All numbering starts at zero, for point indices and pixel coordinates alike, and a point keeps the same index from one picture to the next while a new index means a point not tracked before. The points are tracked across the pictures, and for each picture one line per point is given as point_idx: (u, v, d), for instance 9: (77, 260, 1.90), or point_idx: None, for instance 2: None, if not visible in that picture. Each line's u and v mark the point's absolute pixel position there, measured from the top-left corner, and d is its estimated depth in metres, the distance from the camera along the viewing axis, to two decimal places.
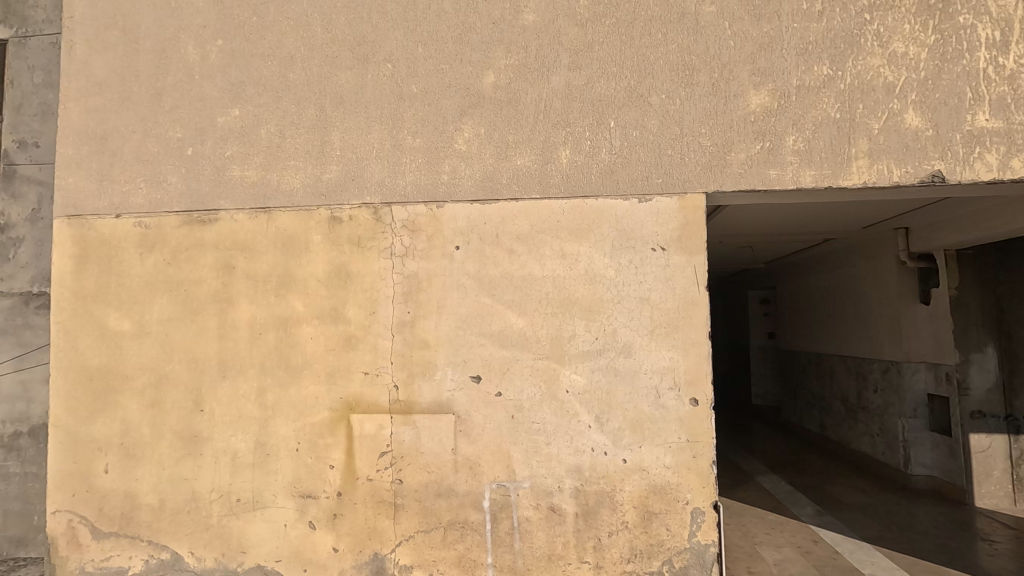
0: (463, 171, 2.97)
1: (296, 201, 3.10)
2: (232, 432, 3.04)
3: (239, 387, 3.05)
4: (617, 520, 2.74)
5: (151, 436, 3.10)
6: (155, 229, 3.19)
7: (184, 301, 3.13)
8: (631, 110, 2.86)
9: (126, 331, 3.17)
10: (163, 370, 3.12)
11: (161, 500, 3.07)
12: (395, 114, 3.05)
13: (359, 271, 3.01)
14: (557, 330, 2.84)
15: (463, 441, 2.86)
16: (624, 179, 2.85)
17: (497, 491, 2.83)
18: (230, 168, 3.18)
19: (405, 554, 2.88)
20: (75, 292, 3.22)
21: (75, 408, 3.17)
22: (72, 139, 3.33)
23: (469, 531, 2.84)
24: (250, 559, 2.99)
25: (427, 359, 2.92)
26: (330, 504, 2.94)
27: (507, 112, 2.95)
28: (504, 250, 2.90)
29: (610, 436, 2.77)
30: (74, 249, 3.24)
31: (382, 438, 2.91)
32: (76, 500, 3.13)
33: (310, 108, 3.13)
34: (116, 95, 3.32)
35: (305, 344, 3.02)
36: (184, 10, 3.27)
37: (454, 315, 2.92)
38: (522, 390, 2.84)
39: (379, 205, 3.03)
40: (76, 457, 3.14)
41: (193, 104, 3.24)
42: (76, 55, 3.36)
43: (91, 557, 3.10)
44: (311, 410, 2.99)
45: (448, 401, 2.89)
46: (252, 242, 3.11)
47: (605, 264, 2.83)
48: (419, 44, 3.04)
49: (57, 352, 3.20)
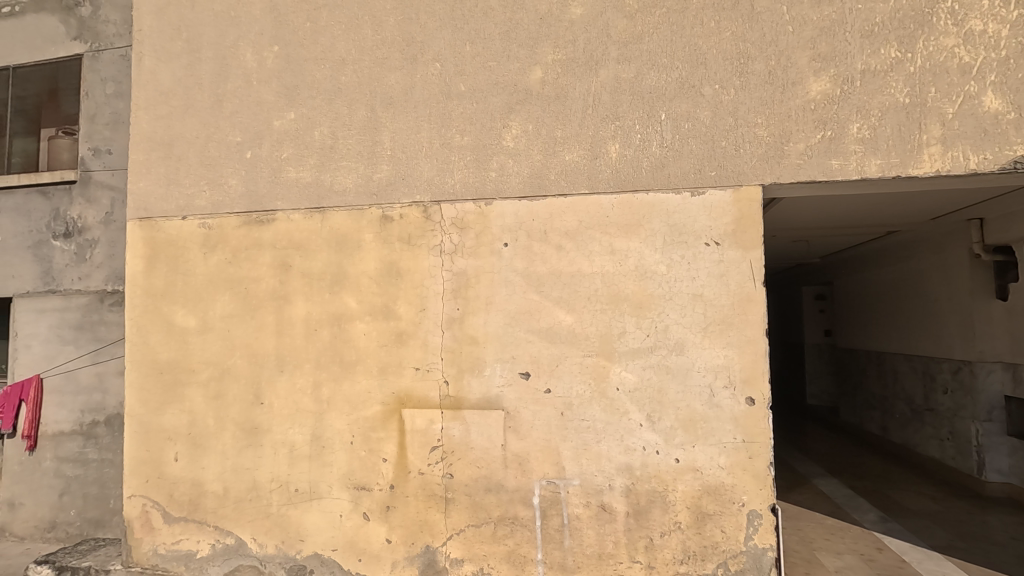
0: (511, 168, 2.98)
1: (348, 201, 3.18)
2: (290, 425, 3.16)
3: (296, 381, 3.16)
4: (669, 520, 2.69)
5: (215, 427, 3.25)
6: (216, 229, 3.34)
7: (244, 298, 3.27)
8: (682, 101, 2.80)
9: (192, 327, 3.33)
10: (225, 364, 3.27)
11: (225, 488, 3.22)
12: (443, 113, 3.09)
13: (409, 268, 3.06)
14: (606, 326, 2.81)
15: (512, 436, 2.87)
16: (675, 173, 2.79)
17: (546, 488, 2.82)
18: (285, 170, 3.29)
19: (456, 548, 2.92)
20: (146, 290, 3.42)
21: (148, 399, 3.37)
22: (142, 146, 3.53)
23: (518, 527, 2.85)
24: (308, 548, 3.09)
25: (477, 355, 2.94)
26: (382, 496, 3.01)
27: (555, 108, 2.94)
28: (552, 247, 2.89)
29: (662, 435, 2.72)
30: (145, 250, 3.43)
31: (432, 433, 2.96)
32: (149, 485, 3.33)
33: (361, 110, 3.20)
34: (180, 102, 3.49)
35: (359, 340, 3.10)
36: (243, 19, 3.40)
37: (503, 311, 2.93)
38: (571, 387, 2.83)
39: (428, 203, 3.07)
40: (149, 446, 3.34)
41: (251, 109, 3.37)
42: (145, 66, 3.56)
43: (163, 539, 3.29)
44: (364, 404, 3.06)
45: (497, 397, 2.90)
46: (308, 242, 3.21)
47: (657, 260, 2.78)
48: (467, 42, 3.06)
49: (131, 346, 3.41)
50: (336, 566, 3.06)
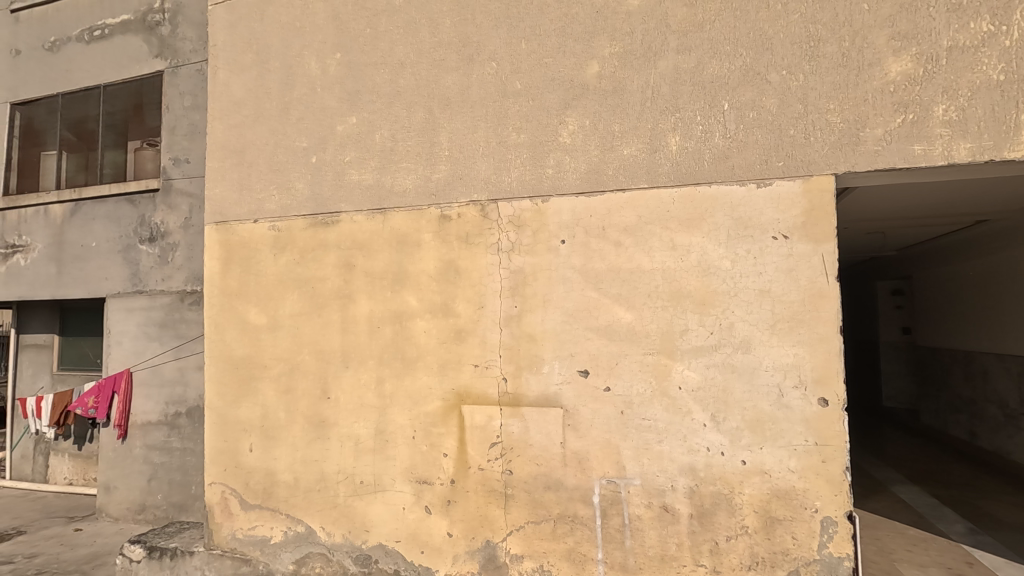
0: (568, 164, 2.96)
1: (408, 201, 3.25)
2: (355, 419, 3.27)
3: (360, 377, 3.27)
4: (735, 524, 2.60)
5: (286, 420, 3.41)
6: (285, 231, 3.50)
7: (311, 297, 3.41)
8: (746, 89, 2.69)
9: (264, 325, 3.50)
10: (294, 360, 3.42)
11: (296, 478, 3.37)
12: (499, 112, 3.10)
13: (467, 267, 3.10)
14: (667, 324, 2.75)
15: (571, 434, 2.85)
16: (739, 165, 2.68)
17: (606, 487, 2.79)
18: (348, 173, 3.40)
19: (515, 544, 2.93)
20: (222, 289, 3.62)
21: (225, 393, 3.57)
22: (217, 154, 3.75)
23: (578, 525, 2.84)
24: (373, 538, 3.20)
25: (535, 352, 2.95)
26: (444, 490, 3.07)
27: (612, 101, 2.89)
28: (610, 243, 2.85)
29: (727, 436, 2.63)
30: (220, 252, 3.64)
31: (491, 429, 2.99)
32: (227, 474, 3.54)
33: (419, 112, 3.27)
34: (251, 112, 3.68)
35: (419, 337, 3.17)
36: (307, 29, 3.54)
37: (560, 309, 2.91)
38: (631, 386, 2.78)
39: (486, 202, 3.09)
40: (226, 436, 3.55)
41: (315, 115, 3.51)
42: (219, 79, 3.77)
43: (240, 525, 3.49)
44: (425, 400, 3.13)
45: (555, 395, 2.90)
46: (370, 242, 3.31)
47: (720, 255, 2.69)
48: (523, 39, 3.06)
49: (210, 342, 3.63)
50: (399, 556, 3.14)
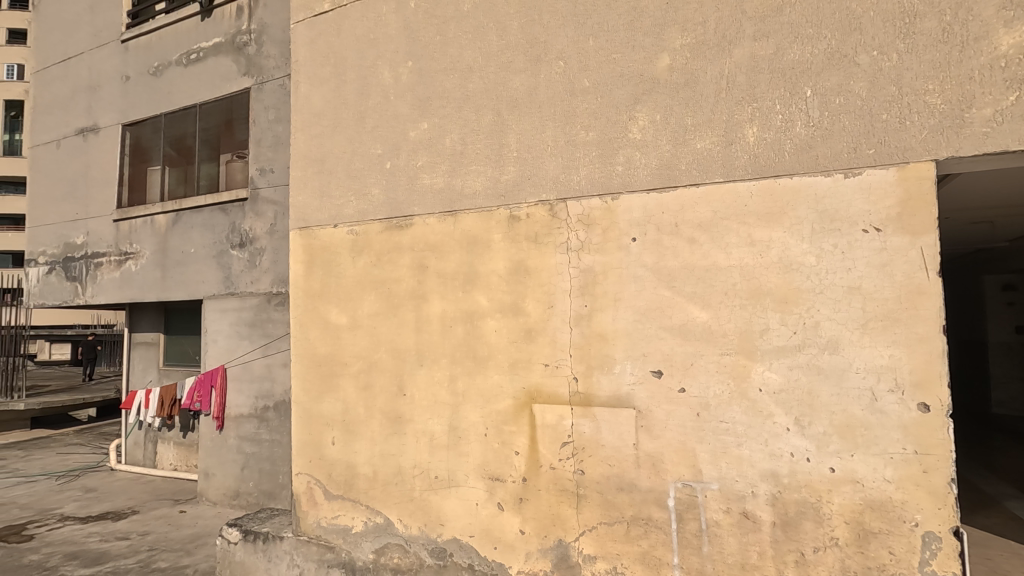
0: (638, 161, 2.90)
1: (478, 203, 3.31)
2: (430, 416, 3.37)
3: (434, 374, 3.37)
4: (824, 535, 2.46)
5: (365, 415, 3.57)
6: (363, 235, 3.66)
7: (387, 297, 3.54)
8: (832, 74, 2.53)
9: (344, 324, 3.68)
10: (373, 358, 3.57)
11: (375, 471, 3.52)
12: (568, 110, 3.09)
13: (537, 266, 3.11)
14: (746, 323, 2.64)
15: (645, 436, 2.80)
16: (824, 154, 2.53)
17: (682, 490, 2.72)
18: (421, 177, 3.51)
19: (588, 544, 2.92)
20: (306, 291, 3.84)
21: (309, 388, 3.79)
22: (300, 163, 3.97)
23: (653, 528, 2.78)
24: (448, 532, 3.28)
25: (606, 352, 2.92)
26: (516, 487, 3.10)
27: (684, 94, 2.81)
28: (683, 240, 2.77)
29: (813, 441, 2.49)
30: (304, 256, 3.86)
31: (563, 429, 2.99)
32: (312, 465, 3.75)
33: (488, 114, 3.32)
34: (329, 122, 3.87)
35: (490, 336, 3.22)
36: (381, 40, 3.68)
37: (632, 308, 2.87)
38: (708, 387, 2.69)
39: (554, 201, 3.09)
40: (311, 429, 3.76)
41: (389, 122, 3.65)
42: (301, 92, 4.00)
43: (324, 513, 3.69)
44: (497, 398, 3.17)
45: (628, 396, 2.86)
46: (442, 243, 3.40)
47: (804, 250, 2.55)
48: (591, 36, 3.03)
49: (295, 341, 3.86)
50: (473, 551, 3.20)
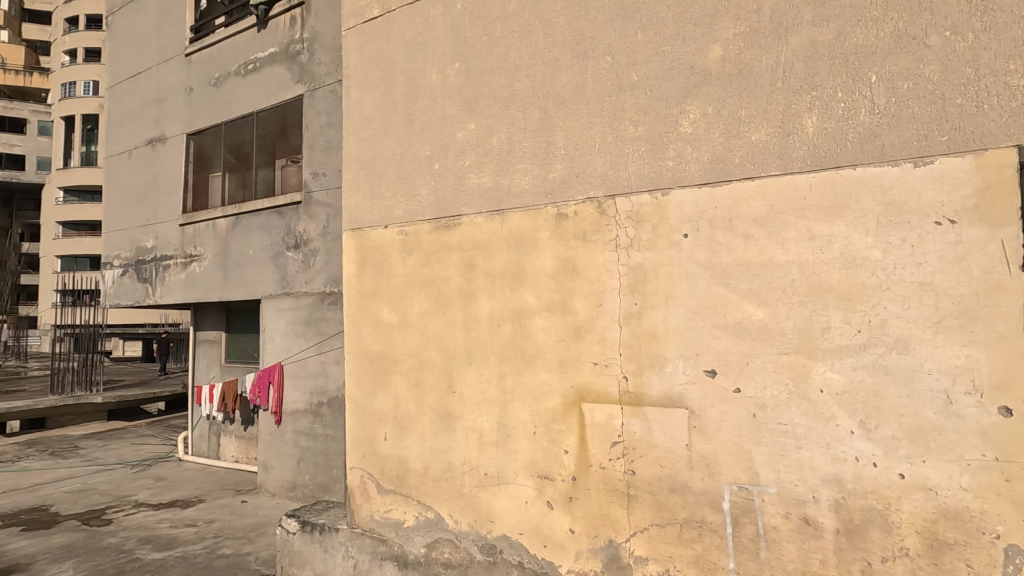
0: (689, 155, 2.83)
1: (525, 201, 3.31)
2: (478, 413, 3.40)
3: (483, 372, 3.40)
4: (892, 544, 2.34)
5: (416, 412, 3.64)
6: (412, 236, 3.73)
7: (437, 296, 3.60)
8: (900, 57, 2.40)
9: (395, 322, 3.77)
10: (423, 356, 3.64)
11: (426, 467, 3.59)
12: (616, 106, 3.05)
13: (585, 264, 3.08)
14: (806, 321, 2.54)
15: (698, 437, 2.74)
16: (890, 143, 2.40)
17: (738, 493, 2.64)
18: (469, 177, 3.54)
19: (639, 545, 2.88)
20: (358, 290, 3.95)
21: (362, 385, 3.90)
22: (352, 166, 4.09)
23: (707, 531, 2.71)
24: (497, 529, 3.30)
25: (657, 351, 2.86)
26: (565, 486, 3.09)
27: (738, 85, 2.72)
28: (738, 235, 2.69)
29: (879, 445, 2.37)
30: (356, 256, 3.98)
31: (612, 428, 2.96)
32: (365, 460, 3.86)
33: (535, 113, 3.31)
34: (380, 125, 3.97)
35: (538, 335, 3.22)
36: (428, 43, 3.74)
37: (684, 306, 2.81)
38: (764, 388, 2.60)
39: (603, 198, 3.06)
40: (364, 425, 3.87)
41: (437, 124, 3.70)
42: (352, 97, 4.12)
43: (377, 507, 3.79)
44: (545, 396, 3.17)
45: (680, 395, 2.80)
46: (490, 242, 3.42)
47: (869, 245, 2.42)
48: (639, 30, 2.98)
49: (349, 339, 3.98)
50: (523, 549, 3.21)
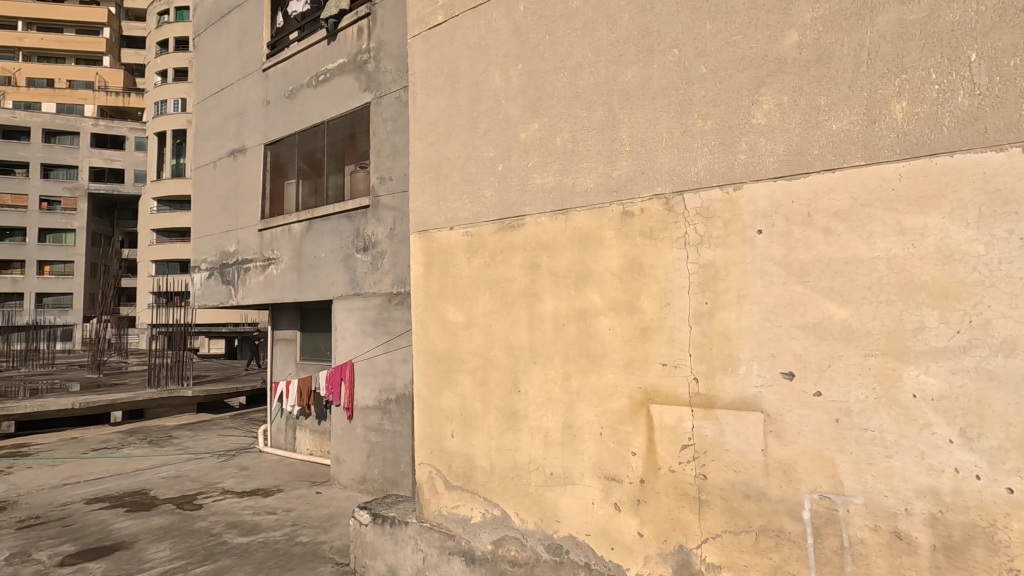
0: (763, 147, 2.71)
1: (589, 200, 3.28)
2: (544, 413, 3.41)
3: (548, 372, 3.40)
4: (998, 565, 2.14)
5: (482, 410, 3.70)
6: (477, 236, 3.79)
7: (502, 296, 3.64)
8: (1005, 32, 2.19)
9: (461, 322, 3.84)
10: (489, 355, 3.68)
11: (492, 464, 3.63)
12: (683, 100, 2.97)
13: (652, 262, 3.02)
14: (896, 321, 2.37)
15: (775, 442, 2.62)
16: (994, 127, 2.20)
17: (819, 503, 2.51)
18: (532, 177, 3.54)
19: (712, 553, 2.78)
20: (425, 290, 4.06)
21: (430, 383, 4.00)
22: (418, 170, 4.20)
23: (785, 541, 2.59)
24: (564, 529, 3.29)
25: (729, 352, 2.76)
26: (633, 489, 3.03)
27: (816, 72, 2.58)
28: (817, 230, 2.55)
29: (984, 456, 2.18)
30: (423, 258, 4.09)
31: (682, 431, 2.88)
32: (433, 456, 3.96)
33: (599, 110, 3.28)
34: (445, 129, 4.05)
35: (604, 335, 3.18)
36: (492, 46, 3.78)
37: (759, 305, 2.69)
38: (848, 391, 2.46)
39: (670, 194, 2.98)
40: (432, 422, 3.97)
41: (501, 125, 3.73)
42: (418, 103, 4.23)
43: (445, 502, 3.87)
44: (612, 397, 3.13)
45: (754, 399, 2.69)
46: (554, 242, 3.41)
47: (968, 238, 2.23)
48: (707, 20, 2.89)
49: (417, 338, 4.10)
50: (590, 550, 3.19)
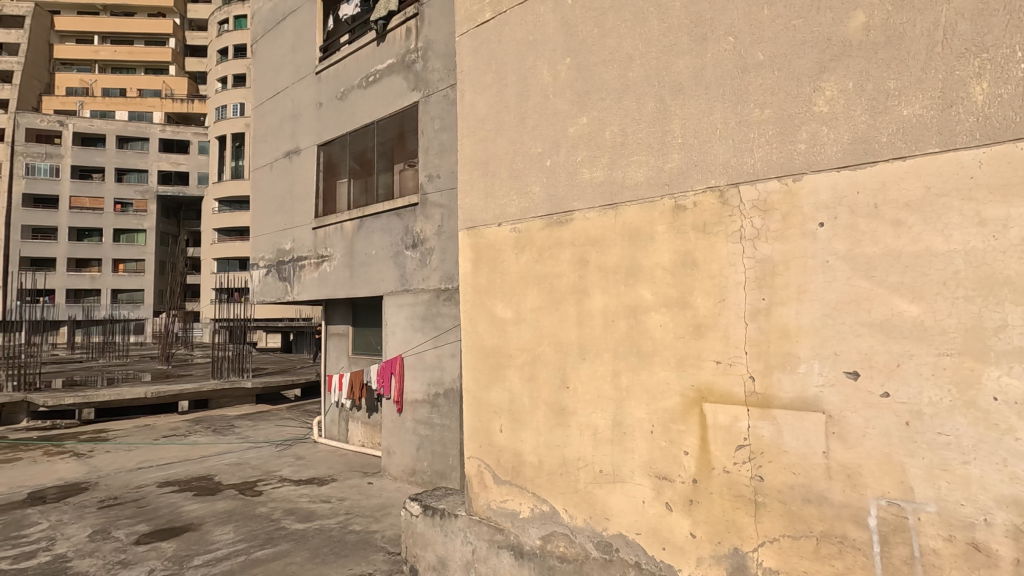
0: (826, 136, 2.59)
1: (640, 194, 3.22)
2: (593, 410, 3.38)
3: (597, 369, 3.37)
4: None
5: (531, 406, 3.71)
6: (525, 232, 3.79)
7: (550, 292, 3.63)
8: None
9: (509, 318, 3.86)
10: (537, 351, 3.69)
11: (541, 460, 3.63)
12: (739, 88, 2.87)
13: (705, 257, 2.93)
14: (974, 318, 2.22)
15: (837, 444, 2.51)
16: None
17: (887, 509, 2.38)
18: (581, 171, 3.51)
19: (769, 557, 2.69)
20: (474, 286, 4.11)
21: (479, 378, 4.04)
22: (467, 167, 4.24)
23: (849, 548, 2.47)
24: (614, 527, 3.26)
25: (788, 350, 2.66)
26: (685, 488, 2.97)
27: (885, 55, 2.44)
28: (886, 223, 2.42)
29: None
30: (472, 254, 4.13)
31: (737, 431, 2.80)
32: (482, 450, 4.00)
33: (650, 102, 3.21)
34: (493, 125, 4.07)
35: (655, 332, 3.12)
36: (540, 41, 3.77)
37: (820, 301, 2.58)
38: (920, 392, 2.32)
39: (725, 187, 2.89)
40: (481, 417, 4.01)
41: (549, 120, 3.71)
42: (467, 100, 4.26)
43: (493, 497, 3.91)
44: (663, 396, 3.07)
45: (815, 399, 2.58)
46: (603, 237, 3.37)
47: None
48: (765, 5, 2.78)
49: (466, 334, 4.15)
50: (641, 549, 3.15)
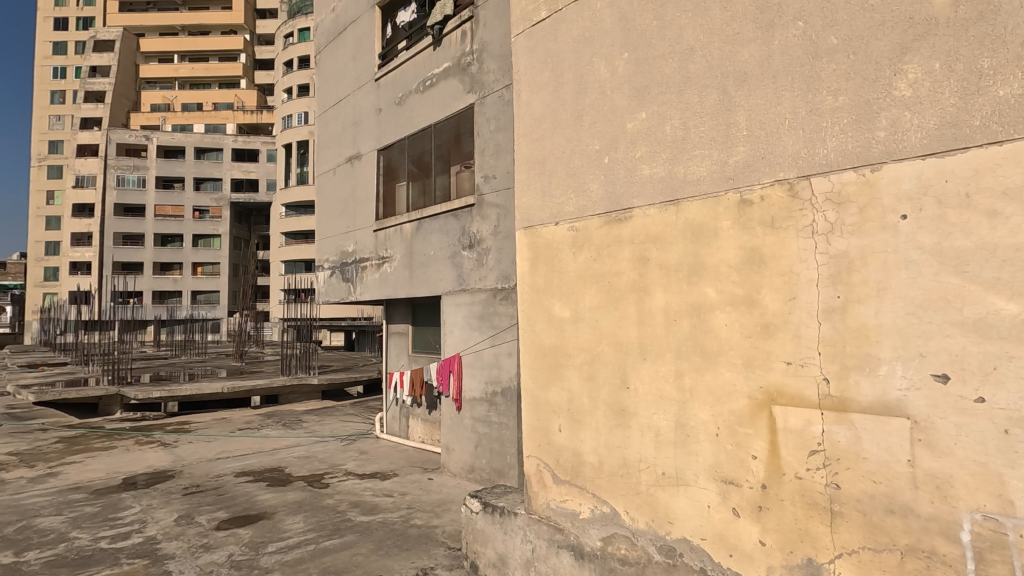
0: (908, 122, 2.42)
1: (703, 189, 3.12)
2: (654, 411, 3.31)
3: (658, 369, 3.30)
4: None
5: (590, 406, 3.68)
6: (583, 231, 3.77)
7: (609, 290, 3.58)
8: None
9: (567, 317, 3.84)
10: (596, 350, 3.65)
11: (601, 461, 3.60)
12: (810, 75, 2.73)
13: (774, 253, 2.81)
14: None
15: (924, 452, 2.34)
16: None
17: (982, 524, 2.20)
18: (640, 168, 3.44)
19: (847, 569, 2.55)
20: (531, 286, 4.12)
21: (538, 377, 4.04)
22: (524, 166, 4.24)
23: (938, 564, 2.30)
24: (677, 531, 3.18)
25: (867, 350, 2.51)
26: (754, 494, 2.86)
27: (977, 32, 2.25)
28: (979, 214, 2.24)
29: None
30: (529, 254, 4.14)
31: (810, 435, 2.66)
32: (542, 449, 4.00)
33: (712, 94, 3.10)
34: (550, 124, 4.06)
35: (720, 331, 3.02)
36: (597, 37, 3.72)
37: (903, 298, 2.41)
38: (1020, 398, 2.13)
39: (795, 179, 2.76)
40: (540, 416, 4.02)
41: (607, 117, 3.66)
42: (523, 99, 4.27)
43: (553, 496, 3.90)
44: (729, 397, 2.96)
45: (898, 403, 2.42)
46: (664, 234, 3.30)
47: None
48: None
49: (525, 333, 4.17)
50: (706, 555, 3.05)
